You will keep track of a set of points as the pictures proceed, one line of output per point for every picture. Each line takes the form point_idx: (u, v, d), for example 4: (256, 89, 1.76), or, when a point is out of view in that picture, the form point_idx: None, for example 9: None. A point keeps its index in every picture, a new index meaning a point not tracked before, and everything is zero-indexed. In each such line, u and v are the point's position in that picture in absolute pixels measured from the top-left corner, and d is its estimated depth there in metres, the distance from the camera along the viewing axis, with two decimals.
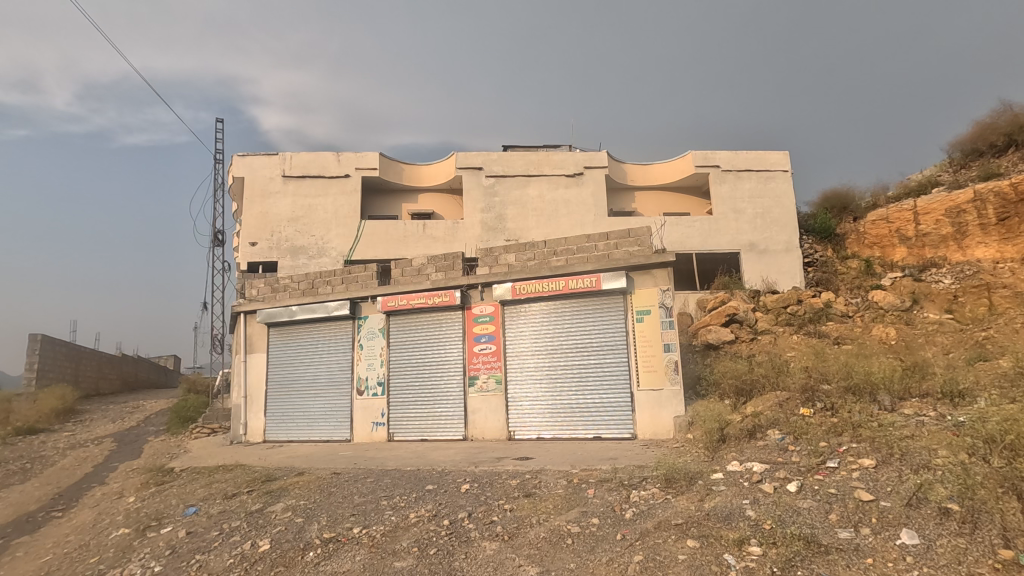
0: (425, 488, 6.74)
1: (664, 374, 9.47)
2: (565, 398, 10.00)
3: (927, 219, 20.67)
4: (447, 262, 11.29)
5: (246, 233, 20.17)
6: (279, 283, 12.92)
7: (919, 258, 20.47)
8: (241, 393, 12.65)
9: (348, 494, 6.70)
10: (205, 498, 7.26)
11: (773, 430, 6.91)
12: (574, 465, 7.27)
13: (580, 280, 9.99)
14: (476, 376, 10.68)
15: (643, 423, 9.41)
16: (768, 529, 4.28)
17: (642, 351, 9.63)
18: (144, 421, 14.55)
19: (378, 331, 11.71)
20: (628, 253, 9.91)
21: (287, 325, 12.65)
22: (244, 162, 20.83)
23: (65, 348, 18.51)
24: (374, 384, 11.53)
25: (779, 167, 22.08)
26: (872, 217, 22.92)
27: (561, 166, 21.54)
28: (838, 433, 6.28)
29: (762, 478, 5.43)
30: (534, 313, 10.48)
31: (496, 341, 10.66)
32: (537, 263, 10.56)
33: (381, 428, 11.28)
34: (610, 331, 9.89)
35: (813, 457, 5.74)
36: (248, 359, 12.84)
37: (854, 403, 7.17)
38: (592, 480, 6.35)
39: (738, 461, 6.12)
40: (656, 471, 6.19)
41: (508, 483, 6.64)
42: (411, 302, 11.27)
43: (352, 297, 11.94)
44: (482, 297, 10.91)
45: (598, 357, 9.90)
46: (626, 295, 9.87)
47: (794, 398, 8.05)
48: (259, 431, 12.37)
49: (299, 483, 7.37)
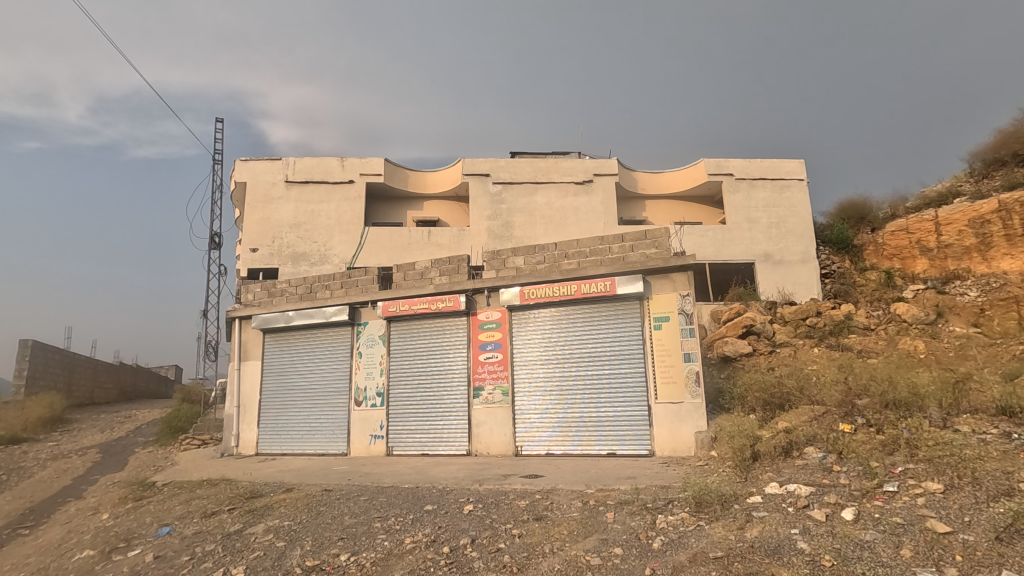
0: (423, 509, 6.04)
1: (684, 386, 8.78)
2: (576, 411, 9.31)
3: (949, 230, 19.95)
4: (451, 265, 10.69)
5: (248, 238, 19.73)
6: (276, 288, 12.34)
7: (941, 270, 19.68)
8: (234, 403, 12.02)
9: (338, 514, 6.03)
10: (181, 516, 6.61)
11: (812, 448, 6.18)
12: (589, 484, 6.56)
13: (593, 285, 9.33)
14: (481, 387, 10.01)
15: (661, 439, 8.69)
16: (830, 568, 3.58)
17: (660, 362, 8.95)
18: (133, 432, 13.91)
19: (378, 339, 11.09)
20: (645, 256, 9.28)
21: (283, 332, 12.05)
22: (246, 167, 20.45)
23: (58, 355, 18.00)
24: (373, 395, 10.87)
25: (794, 176, 21.46)
26: (891, 227, 22.20)
27: (570, 173, 21.04)
28: (889, 453, 5.58)
29: (810, 504, 4.71)
30: (543, 321, 9.85)
31: (503, 349, 10.01)
32: (547, 267, 9.94)
33: (380, 441, 10.60)
34: (625, 340, 9.22)
35: (868, 480, 5.01)
36: (241, 368, 12.24)
37: (901, 419, 6.41)
38: (611, 502, 5.64)
39: (777, 482, 5.42)
40: (683, 493, 5.47)
41: (516, 505, 5.94)
42: (413, 307, 10.64)
43: (351, 302, 11.33)
44: (488, 302, 10.29)
45: (612, 367, 9.23)
46: (643, 301, 9.23)
47: (831, 413, 7.31)
48: (252, 443, 11.73)
49: (285, 500, 6.72)
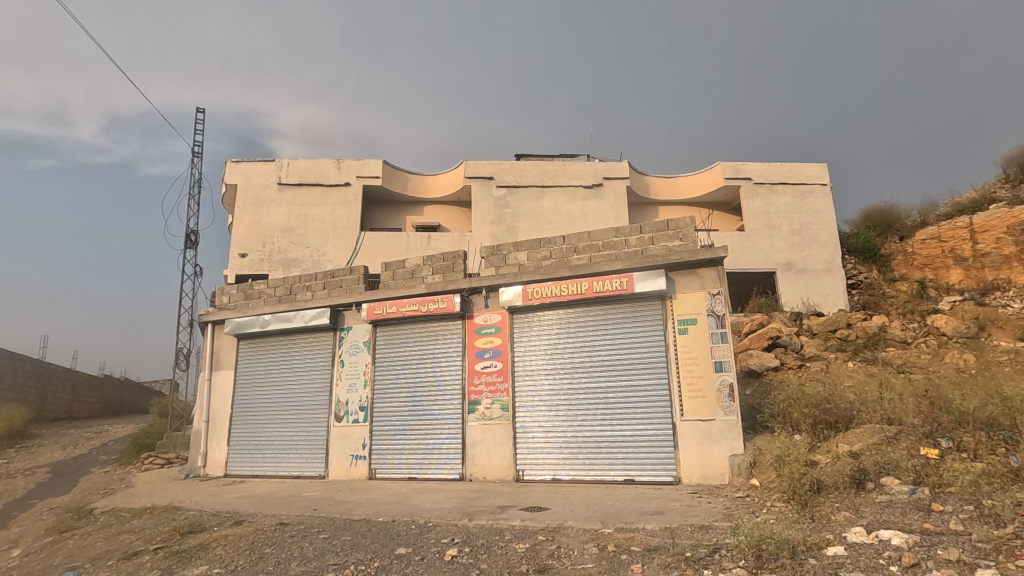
0: (393, 553, 4.69)
1: (716, 402, 7.41)
2: (586, 430, 7.98)
3: (986, 238, 18.52)
4: (445, 262, 9.47)
5: (237, 243, 18.71)
6: (253, 290, 11.13)
7: (978, 281, 18.20)
8: (203, 418, 10.80)
9: (284, 559, 4.69)
10: (96, 557, 5.31)
11: (894, 480, 4.81)
12: (606, 522, 5.20)
13: (607, 281, 8.05)
14: (477, 401, 8.70)
15: (688, 464, 7.34)
16: None
17: (686, 372, 7.63)
18: (96, 449, 12.63)
19: (362, 345, 9.84)
20: (667, 249, 7.99)
21: (258, 338, 10.83)
22: (238, 169, 19.50)
23: (29, 365, 16.88)
24: (355, 410, 9.57)
25: (817, 181, 20.17)
26: (921, 235, 20.79)
27: (578, 177, 19.89)
28: (1007, 490, 4.18)
29: (920, 562, 3.37)
30: (549, 325, 8.57)
31: (502, 358, 8.73)
32: (553, 262, 8.66)
33: (361, 463, 9.28)
34: (645, 347, 7.91)
35: (994, 527, 3.65)
36: (213, 378, 11.06)
37: (1010, 444, 4.98)
38: (635, 549, 4.29)
39: (861, 526, 4.06)
40: (735, 538, 4.10)
41: (513, 549, 4.59)
42: (402, 309, 9.41)
43: (333, 304, 10.08)
44: (486, 303, 9.03)
45: (629, 378, 7.91)
46: (665, 301, 7.94)
47: (906, 435, 5.87)
48: (221, 463, 10.45)
49: (225, 538, 5.38)
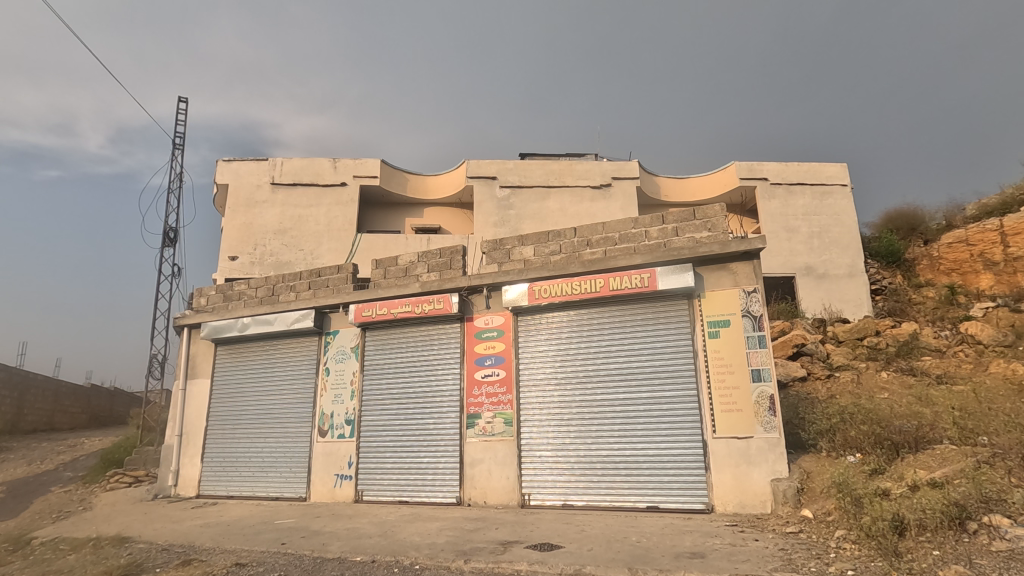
0: None
1: (754, 417, 6.37)
2: (601, 449, 6.93)
3: (1019, 241, 17.41)
4: (441, 259, 8.49)
5: (227, 246, 17.84)
6: (233, 291, 10.18)
7: (1012, 285, 17.02)
8: (175, 432, 9.78)
9: None
10: None
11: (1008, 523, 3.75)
12: (635, 568, 4.16)
13: (626, 278, 7.04)
14: (477, 415, 7.68)
15: (722, 489, 6.29)
16: None
17: (718, 382, 6.60)
18: (64, 465, 11.63)
19: (350, 352, 8.84)
20: (693, 241, 7.01)
21: (238, 344, 9.85)
22: (230, 169, 18.65)
23: (4, 374, 15.93)
24: (341, 424, 8.55)
25: (837, 181, 19.18)
26: (947, 239, 19.70)
27: (586, 177, 18.97)
28: None
29: None
30: (559, 327, 7.56)
31: (506, 365, 7.72)
32: (563, 258, 7.67)
33: (347, 483, 8.25)
34: (668, 353, 6.90)
35: None
36: (187, 388, 10.07)
37: None
38: None
39: None
40: None
41: None
42: (393, 311, 8.42)
43: (318, 306, 9.10)
44: (488, 304, 8.03)
45: (650, 388, 6.89)
46: (692, 300, 6.94)
47: (1000, 460, 4.77)
48: (193, 482, 9.44)
49: None
